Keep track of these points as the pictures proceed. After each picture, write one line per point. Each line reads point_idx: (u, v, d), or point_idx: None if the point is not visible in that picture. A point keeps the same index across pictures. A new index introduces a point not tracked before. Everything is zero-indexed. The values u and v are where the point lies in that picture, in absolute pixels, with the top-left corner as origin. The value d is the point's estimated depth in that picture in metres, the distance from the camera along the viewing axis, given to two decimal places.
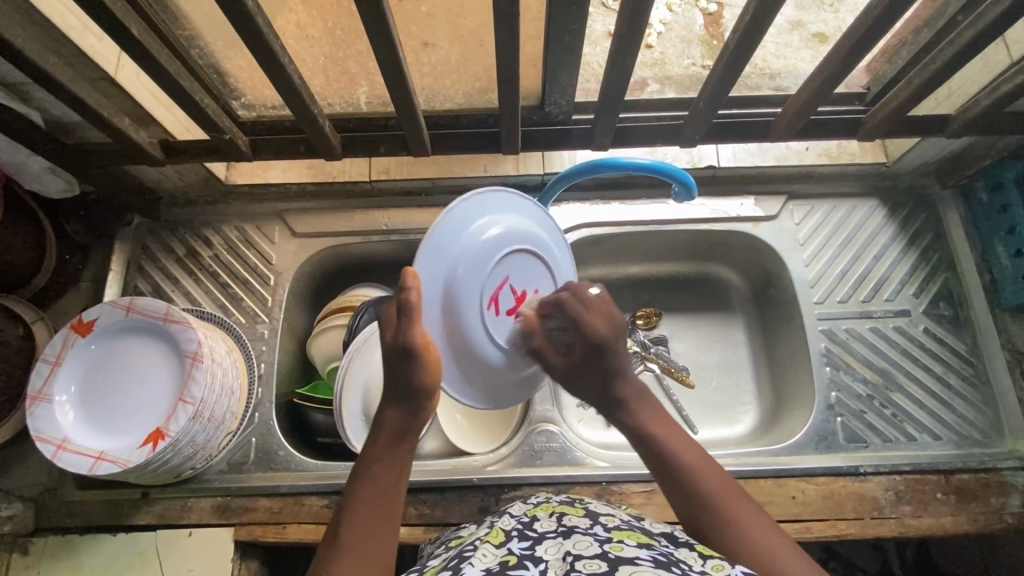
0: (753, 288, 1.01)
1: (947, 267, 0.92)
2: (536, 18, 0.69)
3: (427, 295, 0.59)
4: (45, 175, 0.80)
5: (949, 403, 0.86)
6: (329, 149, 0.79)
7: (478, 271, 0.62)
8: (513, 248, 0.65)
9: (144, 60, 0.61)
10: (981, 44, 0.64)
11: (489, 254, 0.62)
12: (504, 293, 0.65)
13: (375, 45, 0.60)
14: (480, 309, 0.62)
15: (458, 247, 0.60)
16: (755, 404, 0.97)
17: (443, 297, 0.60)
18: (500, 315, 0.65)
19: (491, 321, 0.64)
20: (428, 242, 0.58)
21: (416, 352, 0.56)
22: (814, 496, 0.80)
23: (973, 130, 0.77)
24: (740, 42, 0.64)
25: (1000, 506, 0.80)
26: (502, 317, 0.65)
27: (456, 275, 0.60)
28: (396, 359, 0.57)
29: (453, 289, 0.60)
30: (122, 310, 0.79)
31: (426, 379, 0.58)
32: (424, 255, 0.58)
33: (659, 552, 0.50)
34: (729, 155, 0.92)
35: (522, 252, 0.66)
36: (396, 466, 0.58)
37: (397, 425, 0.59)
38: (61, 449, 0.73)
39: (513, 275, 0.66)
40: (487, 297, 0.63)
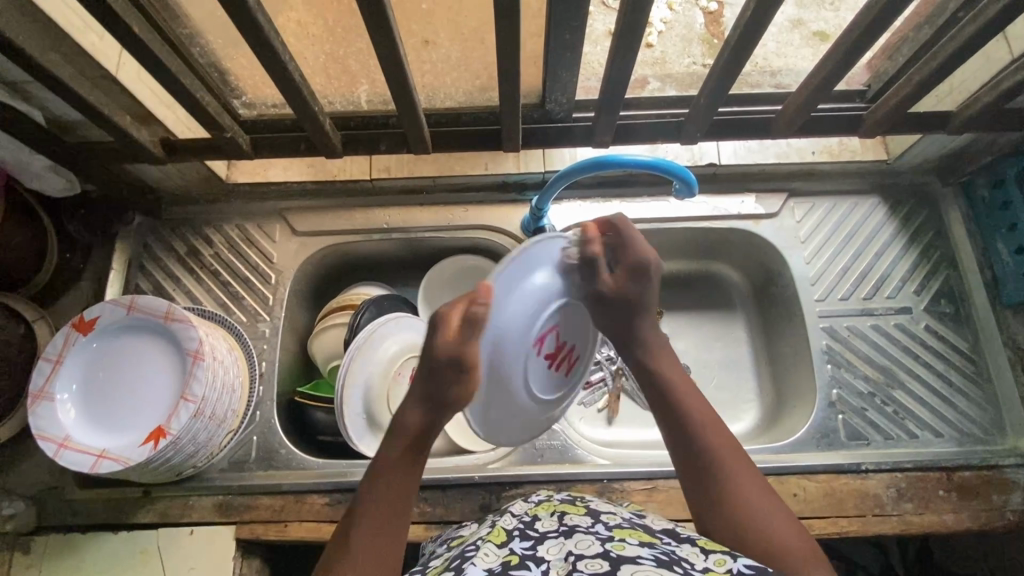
0: (754, 286, 1.01)
1: (949, 264, 0.92)
2: (537, 15, 0.69)
3: (489, 320, 0.57)
4: (47, 174, 0.81)
5: (951, 400, 0.86)
6: (329, 147, 0.79)
7: (534, 315, 0.59)
8: (562, 302, 0.62)
9: (145, 58, 0.61)
10: (982, 39, 0.64)
11: (551, 295, 0.61)
12: (550, 338, 0.63)
13: (376, 43, 0.60)
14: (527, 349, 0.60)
15: (519, 291, 0.58)
16: (756, 402, 0.97)
17: (504, 329, 0.58)
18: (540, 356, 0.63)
19: (532, 365, 0.62)
20: (511, 265, 0.57)
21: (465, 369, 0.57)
22: (815, 494, 0.80)
23: (974, 127, 0.77)
24: (741, 39, 0.64)
25: (1001, 503, 0.80)
26: (542, 361, 0.63)
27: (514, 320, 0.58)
28: (441, 372, 0.58)
29: (513, 325, 0.58)
30: (123, 308, 0.79)
31: (461, 396, 0.59)
32: (499, 286, 0.57)
33: (661, 551, 0.50)
34: (729, 152, 0.93)
35: (573, 304, 0.65)
36: (410, 471, 0.61)
37: (410, 431, 0.61)
38: (62, 447, 0.73)
39: (562, 324, 0.64)
40: (537, 341, 0.61)
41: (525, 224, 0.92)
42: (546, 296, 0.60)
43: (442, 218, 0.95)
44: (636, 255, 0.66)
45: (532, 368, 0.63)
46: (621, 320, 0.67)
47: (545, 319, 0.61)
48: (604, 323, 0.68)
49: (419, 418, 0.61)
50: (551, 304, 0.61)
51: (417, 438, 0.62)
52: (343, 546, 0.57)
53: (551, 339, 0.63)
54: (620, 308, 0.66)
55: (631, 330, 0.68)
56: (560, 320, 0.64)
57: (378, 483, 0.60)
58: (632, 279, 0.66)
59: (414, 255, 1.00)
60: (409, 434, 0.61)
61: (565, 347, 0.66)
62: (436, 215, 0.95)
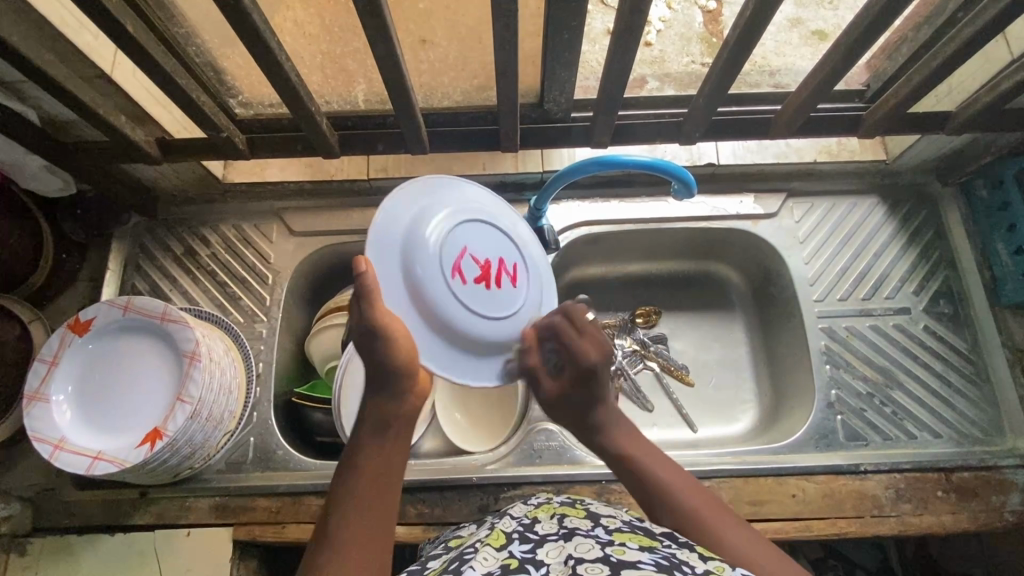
0: (754, 287, 1.01)
1: (948, 264, 0.92)
2: (535, 15, 0.68)
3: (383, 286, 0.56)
4: (43, 174, 0.80)
5: (950, 401, 0.86)
6: (327, 147, 0.78)
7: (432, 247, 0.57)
8: (466, 221, 0.60)
9: (141, 59, 0.60)
10: (981, 41, 0.64)
11: (434, 226, 0.58)
12: (468, 262, 0.59)
13: (374, 43, 0.60)
14: (444, 283, 0.57)
15: (409, 238, 0.57)
16: (754, 402, 0.97)
17: (405, 283, 0.56)
18: (469, 283, 0.59)
19: (465, 298, 0.58)
20: (375, 235, 0.56)
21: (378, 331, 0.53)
22: (814, 495, 0.80)
23: (973, 127, 0.77)
24: (740, 40, 0.64)
25: (1000, 504, 0.80)
26: (473, 287, 0.59)
27: (411, 257, 0.56)
28: (362, 344, 0.55)
29: (413, 267, 0.56)
30: (120, 308, 0.79)
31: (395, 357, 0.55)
32: (373, 245, 0.56)
33: (661, 555, 0.50)
34: (729, 152, 0.92)
35: (474, 222, 0.61)
36: (389, 461, 0.57)
37: (380, 418, 0.58)
38: (58, 449, 0.73)
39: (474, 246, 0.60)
40: (452, 269, 0.58)
41: None
42: (427, 234, 0.57)
43: None
44: (575, 356, 0.66)
45: (468, 292, 0.59)
46: (573, 419, 0.70)
47: (449, 243, 0.58)
48: (567, 421, 0.70)
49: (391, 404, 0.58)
50: (435, 237, 0.57)
51: (387, 424, 0.58)
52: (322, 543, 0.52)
53: (471, 265, 0.59)
54: (571, 411, 0.69)
55: (583, 421, 0.69)
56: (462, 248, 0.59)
57: (357, 475, 0.55)
58: (577, 385, 0.68)
59: None
60: (382, 420, 0.58)
61: (497, 264, 0.61)
62: None
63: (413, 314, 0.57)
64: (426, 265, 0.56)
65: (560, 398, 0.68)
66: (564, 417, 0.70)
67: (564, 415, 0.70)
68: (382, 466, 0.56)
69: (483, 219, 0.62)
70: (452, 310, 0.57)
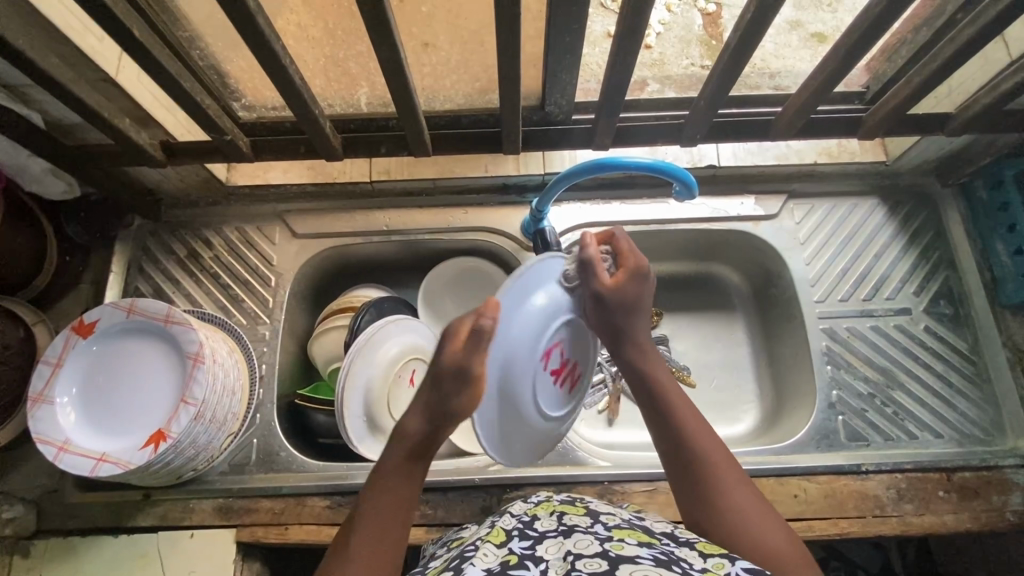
0: (755, 289, 1.01)
1: (948, 265, 0.92)
2: (537, 18, 0.69)
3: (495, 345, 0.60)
4: (47, 177, 0.81)
5: (951, 401, 0.86)
6: (329, 149, 0.78)
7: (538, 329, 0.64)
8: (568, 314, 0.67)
9: (146, 62, 0.61)
10: (981, 42, 0.64)
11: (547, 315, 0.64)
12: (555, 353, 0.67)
13: (377, 46, 0.60)
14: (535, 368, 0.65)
15: (520, 310, 0.62)
16: (755, 403, 0.97)
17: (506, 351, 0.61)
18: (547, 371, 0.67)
19: (540, 384, 0.67)
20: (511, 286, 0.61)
21: (470, 379, 0.57)
22: (815, 495, 0.80)
23: (972, 128, 0.77)
24: (741, 42, 0.64)
25: (1001, 504, 0.80)
26: (548, 376, 0.67)
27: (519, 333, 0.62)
28: (445, 383, 0.57)
29: (516, 339, 0.62)
30: (123, 311, 0.79)
31: (467, 407, 0.58)
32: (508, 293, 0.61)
33: (659, 550, 0.50)
34: (729, 154, 0.93)
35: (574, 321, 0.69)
36: (405, 483, 0.58)
37: (415, 443, 0.59)
38: (62, 451, 0.73)
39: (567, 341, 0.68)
40: (543, 355, 0.65)
41: (526, 225, 0.91)
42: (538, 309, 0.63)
43: (443, 221, 0.95)
44: (634, 258, 0.67)
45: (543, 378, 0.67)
46: (624, 321, 0.65)
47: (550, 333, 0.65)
48: (607, 329, 0.66)
49: (419, 426, 0.59)
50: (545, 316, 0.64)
51: (421, 449, 0.59)
52: (337, 562, 0.54)
53: (557, 356, 0.68)
54: (625, 308, 0.65)
55: (625, 329, 0.66)
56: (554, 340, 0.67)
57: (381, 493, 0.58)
58: (633, 280, 0.65)
59: (413, 257, 0.99)
60: (409, 443, 0.59)
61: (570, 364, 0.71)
62: (436, 217, 0.95)
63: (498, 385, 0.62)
64: (528, 340, 0.63)
65: (618, 291, 0.64)
66: (603, 319, 0.66)
67: (608, 316, 0.65)
68: (398, 489, 0.58)
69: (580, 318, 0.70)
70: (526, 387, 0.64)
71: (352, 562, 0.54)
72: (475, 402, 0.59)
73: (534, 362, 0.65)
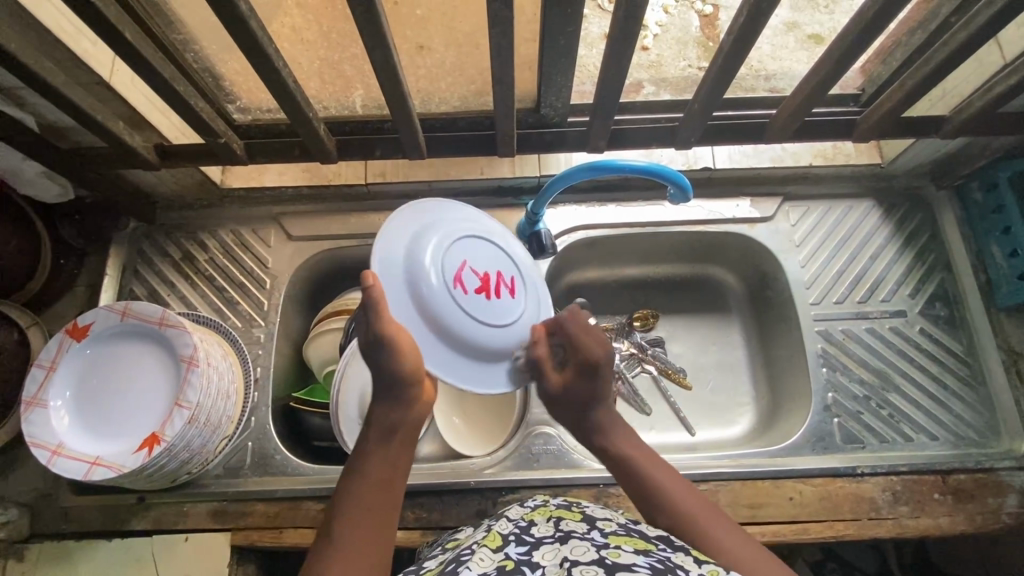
0: (750, 291, 1.01)
1: (943, 267, 0.92)
2: (532, 21, 0.69)
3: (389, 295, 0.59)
4: (41, 180, 0.81)
5: (946, 404, 0.86)
6: (325, 152, 0.78)
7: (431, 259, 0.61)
8: (458, 236, 0.65)
9: (139, 66, 0.61)
10: (975, 45, 0.65)
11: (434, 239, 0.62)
12: (467, 275, 0.63)
13: (370, 49, 0.60)
14: (448, 293, 0.61)
15: (403, 257, 0.61)
16: (751, 405, 0.97)
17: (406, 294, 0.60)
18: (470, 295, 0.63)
19: (467, 306, 0.62)
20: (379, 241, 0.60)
21: (389, 342, 0.57)
22: (811, 498, 0.80)
23: (967, 131, 0.78)
24: (735, 45, 0.64)
25: (997, 506, 0.80)
26: (474, 298, 0.63)
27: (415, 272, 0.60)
28: (377, 357, 0.58)
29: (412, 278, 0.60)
30: (117, 314, 0.79)
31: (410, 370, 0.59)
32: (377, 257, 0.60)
33: (656, 558, 0.50)
34: (724, 157, 0.93)
35: (470, 239, 0.66)
36: (388, 467, 0.59)
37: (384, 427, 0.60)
38: (55, 455, 0.72)
39: (473, 259, 0.65)
40: (454, 280, 0.62)
41: (521, 228, 0.91)
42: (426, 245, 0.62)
43: None
44: (578, 353, 0.68)
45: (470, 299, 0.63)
46: (575, 412, 0.70)
47: (447, 256, 0.62)
48: (567, 419, 0.71)
49: (393, 411, 0.61)
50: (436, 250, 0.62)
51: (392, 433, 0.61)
52: (323, 556, 0.53)
53: (472, 276, 0.64)
54: (575, 403, 0.69)
55: (588, 421, 0.69)
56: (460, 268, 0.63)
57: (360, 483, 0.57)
58: (580, 378, 0.69)
59: None
60: (385, 426, 0.60)
61: (496, 276, 0.66)
62: None
63: (420, 322, 0.61)
64: (426, 273, 0.60)
65: (563, 390, 0.69)
66: (567, 415, 0.71)
67: (566, 412, 0.71)
68: (380, 474, 0.58)
69: (481, 236, 0.68)
70: (456, 312, 0.61)
71: (339, 552, 0.53)
72: (414, 360, 0.59)
73: (451, 290, 0.61)
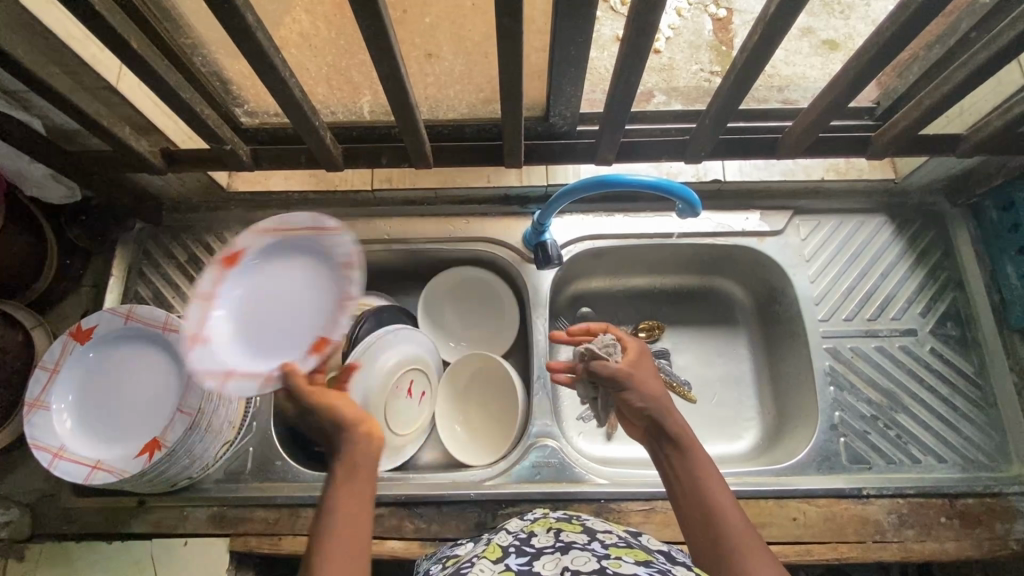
0: (758, 303, 1.00)
1: (956, 285, 0.91)
2: (542, 30, 0.68)
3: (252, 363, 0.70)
4: (48, 181, 0.82)
5: (956, 426, 0.85)
6: (330, 159, 0.77)
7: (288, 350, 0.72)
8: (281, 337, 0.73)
9: (145, 72, 0.60)
10: (994, 66, 0.63)
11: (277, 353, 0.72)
12: (270, 320, 0.73)
13: (377, 61, 0.59)
14: (244, 326, 0.72)
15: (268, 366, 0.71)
16: (757, 421, 0.96)
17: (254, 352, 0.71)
18: (274, 313, 0.73)
19: (247, 318, 0.72)
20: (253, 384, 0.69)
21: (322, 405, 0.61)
22: (815, 518, 0.79)
23: (984, 151, 0.76)
24: (748, 61, 0.63)
25: (1004, 532, 0.78)
26: (252, 317, 0.72)
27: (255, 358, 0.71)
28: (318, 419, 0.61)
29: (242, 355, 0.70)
30: (117, 318, 0.78)
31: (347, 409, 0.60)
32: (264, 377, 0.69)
33: (657, 569, 0.48)
34: (734, 169, 0.92)
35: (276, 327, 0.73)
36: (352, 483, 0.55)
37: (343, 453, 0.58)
38: (57, 458, 0.72)
39: (251, 322, 0.72)
40: (234, 324, 0.71)
41: (527, 237, 0.91)
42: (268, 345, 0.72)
43: (445, 231, 0.94)
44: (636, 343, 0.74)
45: (264, 286, 0.74)
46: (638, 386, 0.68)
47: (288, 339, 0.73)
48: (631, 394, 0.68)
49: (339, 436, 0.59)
50: (262, 337, 0.72)
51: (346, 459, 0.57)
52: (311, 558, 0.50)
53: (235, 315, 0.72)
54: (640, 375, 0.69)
55: (642, 399, 0.66)
56: (256, 281, 0.73)
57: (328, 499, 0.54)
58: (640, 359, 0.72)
59: (414, 265, 0.99)
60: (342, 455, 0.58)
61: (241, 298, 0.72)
62: (438, 225, 0.94)
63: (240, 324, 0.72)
64: (276, 344, 0.72)
65: (634, 370, 0.69)
66: (628, 405, 0.67)
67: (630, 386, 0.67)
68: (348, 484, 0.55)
69: (268, 305, 0.73)
70: (259, 321, 0.73)
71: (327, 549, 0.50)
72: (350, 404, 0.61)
73: (276, 333, 0.73)
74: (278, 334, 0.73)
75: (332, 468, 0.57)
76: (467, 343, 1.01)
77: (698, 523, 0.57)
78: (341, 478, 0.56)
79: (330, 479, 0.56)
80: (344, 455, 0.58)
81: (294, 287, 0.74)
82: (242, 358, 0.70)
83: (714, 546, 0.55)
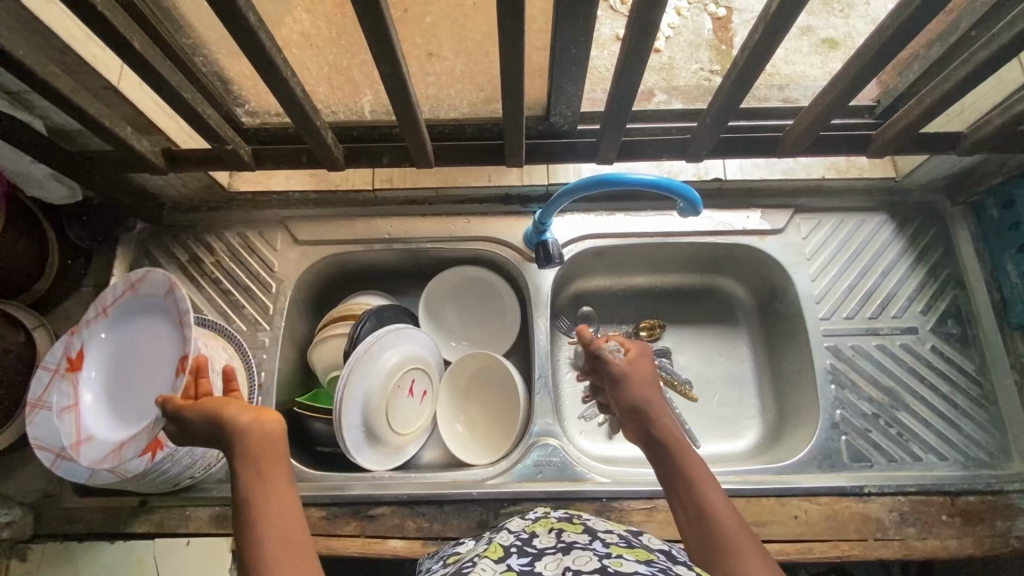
0: (759, 302, 1.00)
1: (957, 283, 0.91)
2: (542, 29, 0.68)
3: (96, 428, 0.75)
4: (49, 182, 0.81)
5: (957, 424, 0.85)
6: (331, 159, 0.77)
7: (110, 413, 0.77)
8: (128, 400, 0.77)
9: (146, 72, 0.60)
10: (994, 65, 0.63)
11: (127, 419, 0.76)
12: (123, 386, 0.78)
13: (378, 60, 0.59)
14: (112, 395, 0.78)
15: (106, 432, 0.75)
16: (758, 419, 0.96)
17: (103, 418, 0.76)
18: (125, 380, 0.79)
19: (112, 387, 0.78)
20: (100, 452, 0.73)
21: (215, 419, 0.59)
22: (816, 516, 0.79)
23: (984, 149, 0.76)
24: (749, 61, 0.63)
25: (1006, 529, 0.79)
26: (116, 385, 0.79)
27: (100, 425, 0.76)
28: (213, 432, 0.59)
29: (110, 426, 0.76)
30: (101, 318, 0.80)
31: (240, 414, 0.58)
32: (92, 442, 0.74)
33: (658, 568, 0.49)
34: (735, 168, 0.92)
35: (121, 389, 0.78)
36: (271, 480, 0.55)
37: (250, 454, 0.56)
38: (59, 458, 0.73)
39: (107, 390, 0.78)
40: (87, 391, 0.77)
41: (528, 236, 0.91)
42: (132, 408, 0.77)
43: (446, 230, 0.94)
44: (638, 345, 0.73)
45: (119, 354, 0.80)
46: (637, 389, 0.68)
47: (128, 402, 0.77)
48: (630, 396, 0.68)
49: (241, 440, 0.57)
50: (126, 402, 0.77)
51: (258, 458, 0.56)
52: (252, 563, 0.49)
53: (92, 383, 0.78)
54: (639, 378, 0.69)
55: (638, 397, 0.67)
56: (126, 349, 0.80)
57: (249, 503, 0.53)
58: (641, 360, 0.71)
59: (415, 265, 0.99)
60: (251, 456, 0.56)
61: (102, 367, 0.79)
62: (439, 225, 0.95)
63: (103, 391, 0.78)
64: (124, 409, 0.77)
65: (635, 369, 0.69)
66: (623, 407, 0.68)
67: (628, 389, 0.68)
68: (267, 484, 0.54)
69: (130, 372, 0.79)
70: (121, 388, 0.78)
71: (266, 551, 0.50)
72: (244, 409, 0.59)
73: (118, 398, 0.78)
74: (132, 398, 0.78)
75: (239, 471, 0.55)
76: (467, 342, 1.02)
77: (693, 527, 0.57)
78: (254, 479, 0.54)
79: (242, 482, 0.54)
80: (242, 446, 0.57)
81: (145, 352, 0.79)
82: (105, 427, 0.76)
83: (709, 549, 0.54)
